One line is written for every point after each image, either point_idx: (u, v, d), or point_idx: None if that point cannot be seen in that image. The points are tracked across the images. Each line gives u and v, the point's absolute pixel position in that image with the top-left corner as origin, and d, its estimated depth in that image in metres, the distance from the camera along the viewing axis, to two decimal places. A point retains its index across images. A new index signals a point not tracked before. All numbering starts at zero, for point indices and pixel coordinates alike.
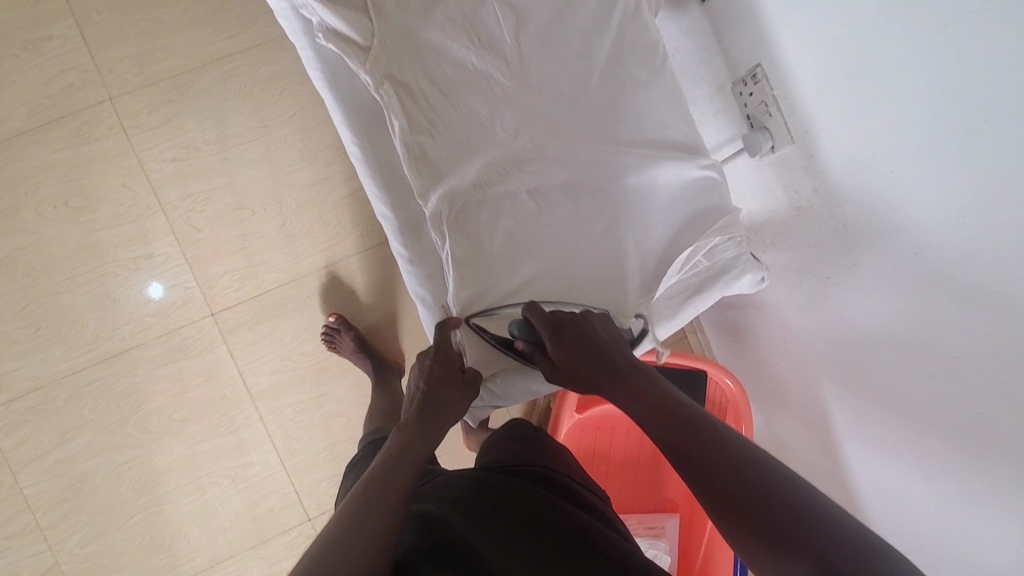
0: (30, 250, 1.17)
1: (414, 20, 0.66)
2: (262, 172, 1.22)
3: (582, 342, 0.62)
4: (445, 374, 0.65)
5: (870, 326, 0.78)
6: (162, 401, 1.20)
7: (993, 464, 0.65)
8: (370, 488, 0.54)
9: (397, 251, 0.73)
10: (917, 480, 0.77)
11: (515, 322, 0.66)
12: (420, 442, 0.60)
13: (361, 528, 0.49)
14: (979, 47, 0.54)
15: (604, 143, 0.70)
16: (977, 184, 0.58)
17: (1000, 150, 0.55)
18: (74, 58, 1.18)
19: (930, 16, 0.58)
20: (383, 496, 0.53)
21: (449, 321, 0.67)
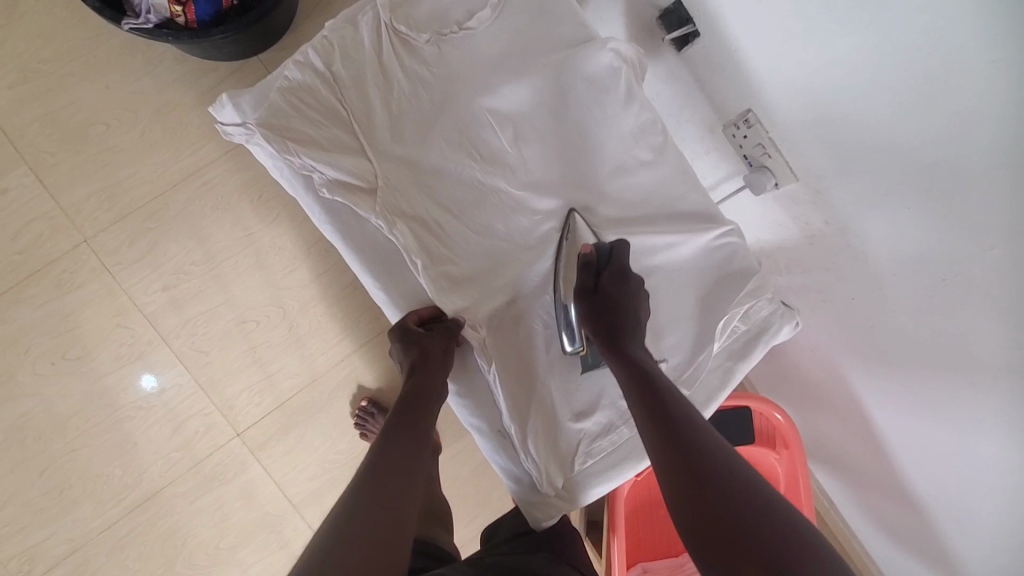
0: (35, 413, 1.12)
1: (413, 151, 0.65)
2: (257, 282, 1.19)
3: (631, 299, 0.64)
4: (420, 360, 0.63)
5: (903, 339, 0.80)
6: (206, 533, 1.18)
7: None
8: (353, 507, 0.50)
9: None
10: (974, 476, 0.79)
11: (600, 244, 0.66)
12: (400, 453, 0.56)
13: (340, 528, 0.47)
14: (981, 93, 0.56)
15: (621, 228, 0.69)
16: (1001, 218, 0.59)
17: (1017, 188, 0.56)
18: (36, 206, 1.12)
19: (923, 67, 0.60)
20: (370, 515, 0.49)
21: (407, 317, 0.66)
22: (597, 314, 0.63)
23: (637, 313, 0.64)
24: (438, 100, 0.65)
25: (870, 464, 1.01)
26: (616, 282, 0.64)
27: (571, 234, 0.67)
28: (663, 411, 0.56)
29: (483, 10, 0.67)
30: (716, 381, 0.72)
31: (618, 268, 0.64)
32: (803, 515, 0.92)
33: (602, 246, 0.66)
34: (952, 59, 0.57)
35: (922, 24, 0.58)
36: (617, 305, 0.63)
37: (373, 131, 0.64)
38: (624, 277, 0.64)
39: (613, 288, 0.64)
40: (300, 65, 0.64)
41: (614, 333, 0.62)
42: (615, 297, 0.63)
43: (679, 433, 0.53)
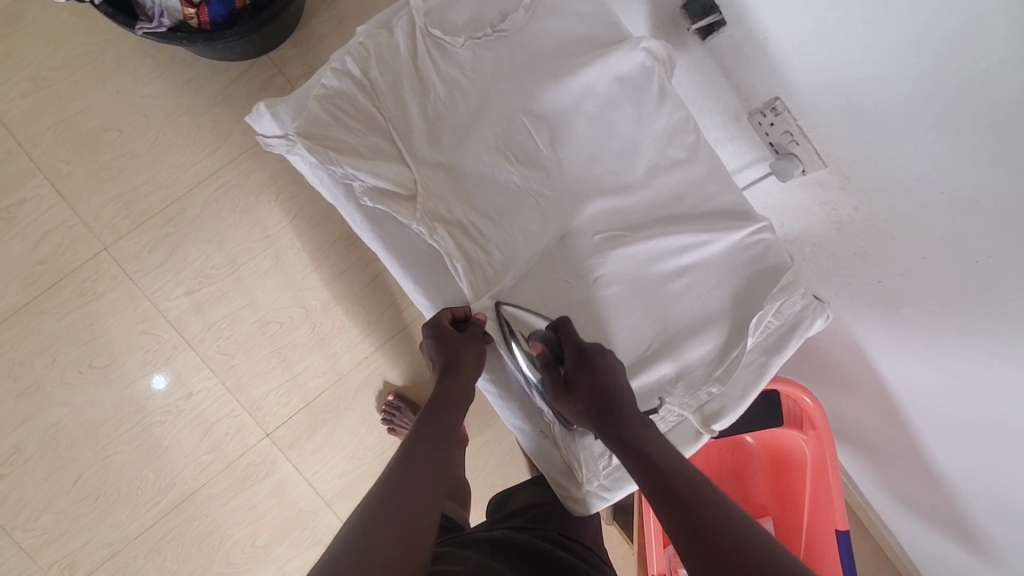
0: (67, 421, 1.13)
1: (450, 156, 0.65)
2: (278, 283, 1.19)
3: (602, 373, 0.61)
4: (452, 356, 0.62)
5: (931, 322, 0.81)
6: (241, 532, 1.19)
7: None
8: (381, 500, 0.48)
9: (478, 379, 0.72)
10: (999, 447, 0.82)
11: (546, 332, 0.63)
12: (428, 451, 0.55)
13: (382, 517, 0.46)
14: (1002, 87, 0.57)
15: (653, 229, 0.69)
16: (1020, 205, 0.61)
17: None
18: (54, 216, 1.12)
19: (952, 62, 0.60)
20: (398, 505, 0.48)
21: (443, 312, 0.65)
22: (580, 404, 0.60)
23: (619, 390, 0.61)
24: (475, 104, 0.66)
25: (893, 442, 1.03)
26: (580, 365, 0.61)
27: (515, 325, 0.65)
28: (663, 481, 0.52)
29: (517, 12, 0.67)
30: (751, 375, 0.72)
31: (574, 351, 0.62)
32: (830, 492, 0.94)
33: (549, 332, 0.64)
34: (981, 51, 0.57)
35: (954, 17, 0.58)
36: (594, 384, 0.60)
37: (411, 138, 0.64)
38: (585, 356, 0.62)
39: (579, 374, 0.61)
40: (337, 72, 0.63)
41: (604, 418, 0.59)
42: (587, 380, 0.61)
43: (681, 498, 0.50)
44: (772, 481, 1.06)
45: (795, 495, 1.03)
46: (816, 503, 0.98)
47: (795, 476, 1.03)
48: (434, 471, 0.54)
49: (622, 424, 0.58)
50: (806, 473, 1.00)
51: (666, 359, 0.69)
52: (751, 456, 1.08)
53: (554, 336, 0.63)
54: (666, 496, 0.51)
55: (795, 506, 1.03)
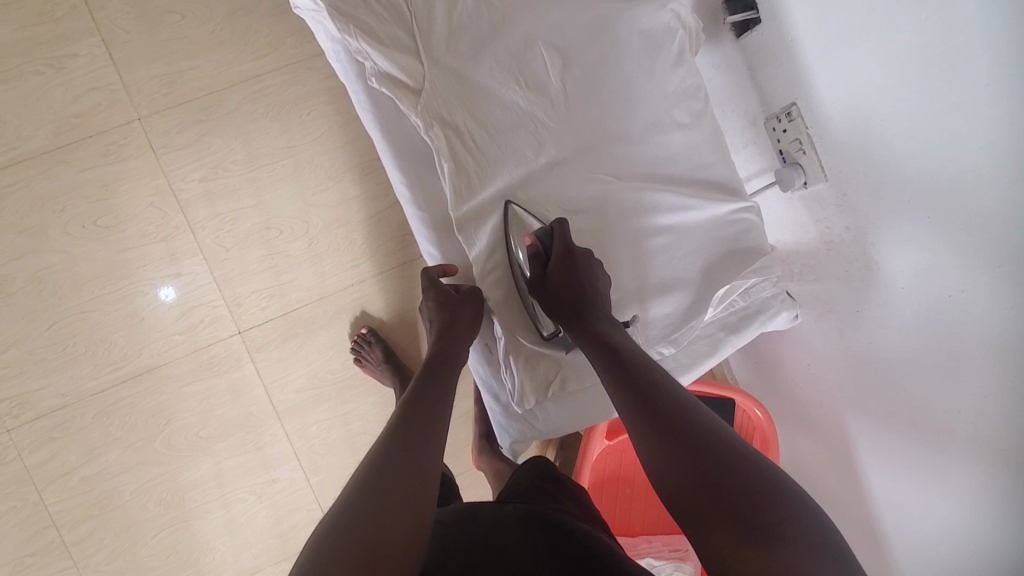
0: (57, 268, 1.17)
1: (462, 62, 0.67)
2: (288, 193, 1.23)
3: (584, 273, 0.66)
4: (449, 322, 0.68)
5: (897, 355, 0.80)
6: (189, 418, 1.22)
7: (998, 492, 0.68)
8: (371, 470, 0.51)
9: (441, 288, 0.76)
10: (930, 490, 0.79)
11: (542, 228, 0.68)
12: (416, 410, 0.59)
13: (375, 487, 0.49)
14: (1001, 106, 0.56)
15: (644, 184, 0.71)
16: (1001, 238, 0.60)
17: None
18: (101, 76, 1.18)
19: (959, 76, 0.60)
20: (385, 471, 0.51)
21: (436, 269, 0.73)
22: (557, 298, 0.65)
23: (597, 288, 0.66)
24: (497, 21, 0.68)
25: (839, 488, 1.02)
26: (564, 264, 0.66)
27: (516, 225, 0.69)
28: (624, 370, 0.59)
29: None
30: (704, 347, 0.74)
31: (562, 248, 0.66)
32: None
33: (543, 230, 0.68)
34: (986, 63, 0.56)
35: (963, 31, 0.58)
36: (575, 281, 0.65)
37: (430, 36, 0.66)
38: (572, 253, 0.66)
39: (560, 272, 0.65)
40: None
41: (578, 313, 0.65)
42: (568, 278, 0.65)
43: (640, 390, 0.57)
44: None
45: None
46: None
47: None
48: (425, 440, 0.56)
49: (594, 321, 0.65)
50: None
51: (623, 311, 0.71)
52: None
53: (545, 232, 0.68)
54: (628, 385, 0.58)
55: None
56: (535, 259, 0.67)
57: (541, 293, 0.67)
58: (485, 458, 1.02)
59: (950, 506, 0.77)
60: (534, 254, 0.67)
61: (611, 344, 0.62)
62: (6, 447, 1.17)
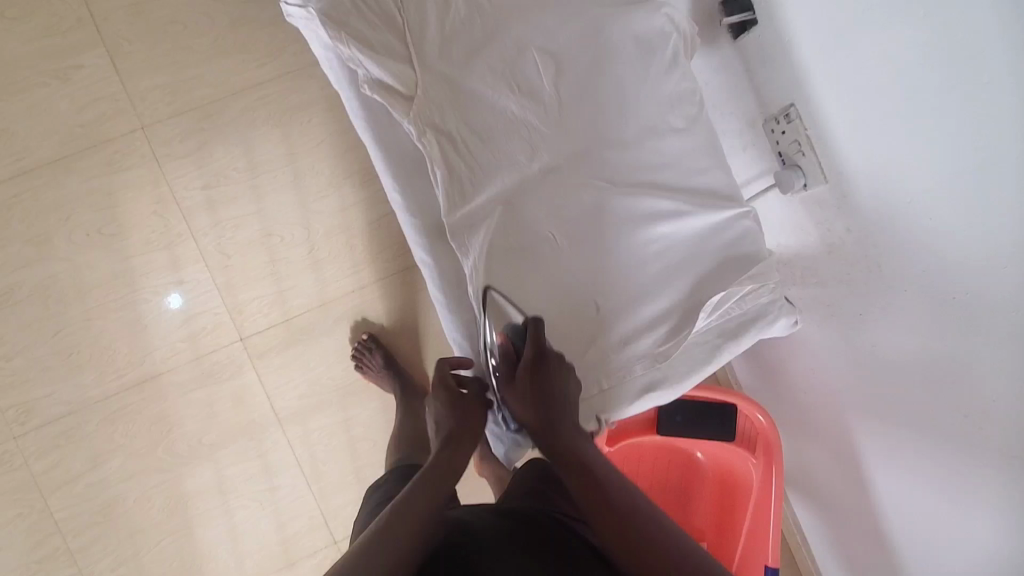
0: (62, 277, 1.19)
1: (455, 68, 0.68)
2: (290, 200, 1.24)
3: (554, 380, 0.65)
4: (460, 409, 0.70)
5: (904, 360, 0.78)
6: (192, 425, 1.22)
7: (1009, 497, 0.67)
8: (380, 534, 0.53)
9: (436, 297, 0.75)
10: (944, 495, 0.78)
11: (514, 323, 0.67)
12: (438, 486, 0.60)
13: (379, 546, 0.52)
14: (1004, 107, 0.55)
15: (639, 190, 0.71)
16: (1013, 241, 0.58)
17: None
18: (106, 87, 1.20)
19: (961, 73, 0.58)
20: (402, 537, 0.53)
21: (445, 358, 0.73)
22: (528, 406, 0.64)
23: (567, 398, 0.65)
24: (490, 27, 0.68)
25: (847, 492, 1.00)
26: (534, 369, 0.64)
27: (508, 233, 0.70)
28: (599, 494, 0.56)
29: None
30: (702, 355, 0.73)
31: (533, 350, 0.65)
32: (769, 524, 0.92)
33: (516, 328, 0.67)
34: (993, 58, 0.55)
35: (961, 28, 0.57)
36: (546, 388, 0.64)
37: (423, 43, 0.67)
38: (545, 357, 0.65)
39: (530, 378, 0.64)
40: None
41: (548, 423, 0.63)
42: (539, 383, 0.64)
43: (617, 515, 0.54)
44: (715, 500, 1.04)
45: (734, 522, 1.01)
46: (753, 530, 0.96)
47: (737, 504, 1.00)
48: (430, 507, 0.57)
49: (565, 433, 0.62)
50: (749, 499, 0.98)
51: (617, 320, 0.71)
52: (699, 471, 1.06)
53: (519, 328, 0.67)
54: (602, 514, 0.54)
55: (732, 531, 1.01)
56: (506, 360, 0.66)
57: (512, 398, 0.66)
58: (486, 466, 1.01)
59: (964, 513, 0.75)
60: (506, 354, 0.66)
61: (589, 465, 0.59)
62: (13, 454, 1.18)
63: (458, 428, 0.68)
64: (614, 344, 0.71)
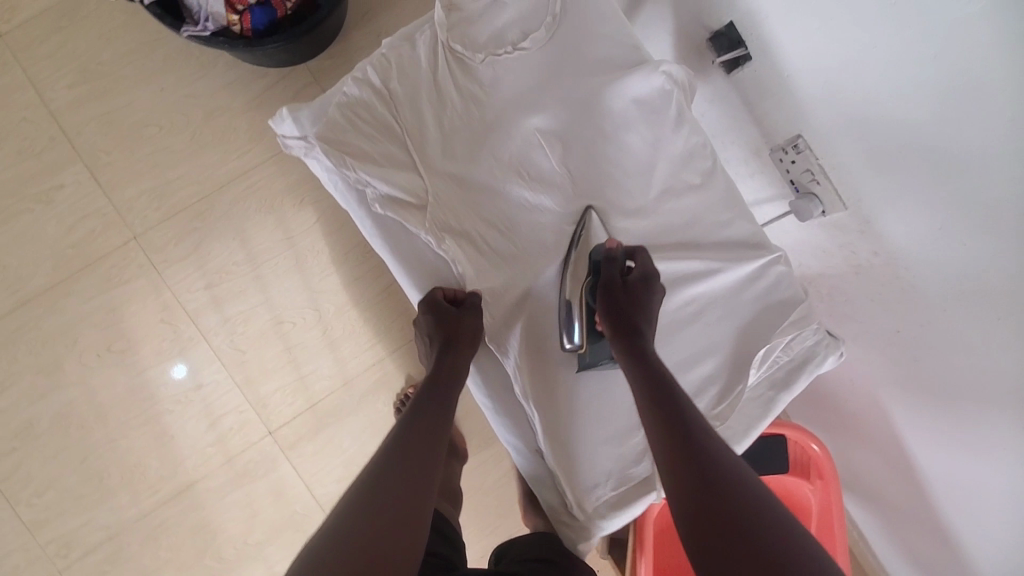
0: (80, 402, 1.16)
1: (464, 167, 0.66)
2: (295, 284, 1.22)
3: (636, 307, 0.64)
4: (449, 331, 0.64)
5: (953, 373, 0.77)
6: (236, 528, 1.20)
7: None
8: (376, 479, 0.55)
9: (482, 403, 0.71)
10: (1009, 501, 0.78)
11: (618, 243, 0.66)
12: (413, 443, 0.59)
13: (378, 494, 0.53)
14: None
15: (669, 254, 0.70)
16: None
17: None
18: (90, 202, 1.17)
19: (976, 109, 0.60)
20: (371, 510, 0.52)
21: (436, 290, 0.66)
22: (624, 320, 0.63)
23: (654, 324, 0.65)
24: (491, 118, 0.67)
25: (904, 496, 0.99)
26: (638, 290, 0.64)
27: (543, 325, 0.68)
28: (673, 419, 0.58)
29: (540, 30, 0.67)
30: (755, 411, 0.72)
31: (641, 273, 0.65)
32: (834, 546, 0.92)
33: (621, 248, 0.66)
34: (1016, 93, 0.56)
35: (975, 64, 0.58)
36: (645, 312, 0.64)
37: (426, 148, 0.65)
38: (647, 285, 0.65)
39: (635, 298, 0.64)
40: (357, 81, 0.65)
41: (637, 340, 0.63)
42: (640, 306, 0.64)
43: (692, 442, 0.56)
44: None
45: None
46: None
47: None
48: (421, 454, 0.58)
49: (646, 355, 0.62)
50: (810, 521, 0.97)
51: None
52: None
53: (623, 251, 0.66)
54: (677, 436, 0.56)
55: None
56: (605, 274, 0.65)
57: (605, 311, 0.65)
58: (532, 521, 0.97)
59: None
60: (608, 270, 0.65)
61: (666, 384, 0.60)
62: None
63: (454, 350, 0.64)
64: None
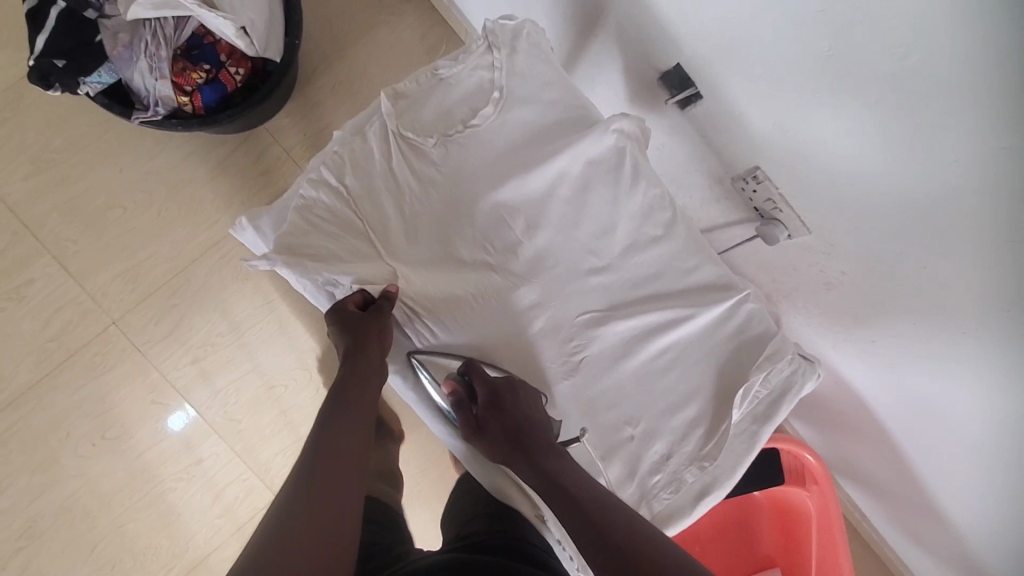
0: (81, 493, 1.16)
1: (424, 252, 0.67)
2: (281, 348, 1.22)
3: (508, 425, 0.61)
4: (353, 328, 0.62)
5: (930, 379, 0.80)
6: None
7: None
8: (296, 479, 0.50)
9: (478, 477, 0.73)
10: (1000, 491, 0.81)
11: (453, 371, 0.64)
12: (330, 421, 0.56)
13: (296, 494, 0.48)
14: (985, 166, 0.56)
15: (634, 308, 0.71)
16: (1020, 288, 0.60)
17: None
18: (63, 293, 1.16)
19: (920, 151, 0.62)
20: (306, 493, 0.49)
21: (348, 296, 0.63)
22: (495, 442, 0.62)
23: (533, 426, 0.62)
24: (448, 198, 0.68)
25: (900, 487, 1.02)
26: (496, 408, 0.62)
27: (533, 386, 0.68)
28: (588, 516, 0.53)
29: (485, 108, 0.69)
30: (743, 445, 0.71)
31: (487, 388, 0.62)
32: (836, 549, 0.95)
33: (459, 373, 0.64)
34: (960, 130, 0.56)
35: (915, 114, 0.60)
36: (510, 423, 0.61)
37: (389, 237, 0.67)
38: (500, 396, 0.62)
39: (495, 420, 0.61)
40: (314, 183, 0.68)
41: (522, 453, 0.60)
42: (503, 422, 0.61)
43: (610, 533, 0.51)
44: (778, 531, 1.07)
45: (802, 546, 1.03)
46: (825, 555, 0.98)
47: (799, 530, 1.03)
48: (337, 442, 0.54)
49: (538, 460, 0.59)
50: (811, 525, 1.00)
51: (655, 440, 0.70)
52: (755, 507, 1.08)
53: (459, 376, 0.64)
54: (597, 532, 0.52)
55: (802, 557, 1.03)
56: (463, 402, 0.63)
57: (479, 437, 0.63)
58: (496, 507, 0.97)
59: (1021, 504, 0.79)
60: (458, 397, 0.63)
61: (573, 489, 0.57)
62: None
63: (364, 349, 0.61)
64: (661, 459, 0.71)
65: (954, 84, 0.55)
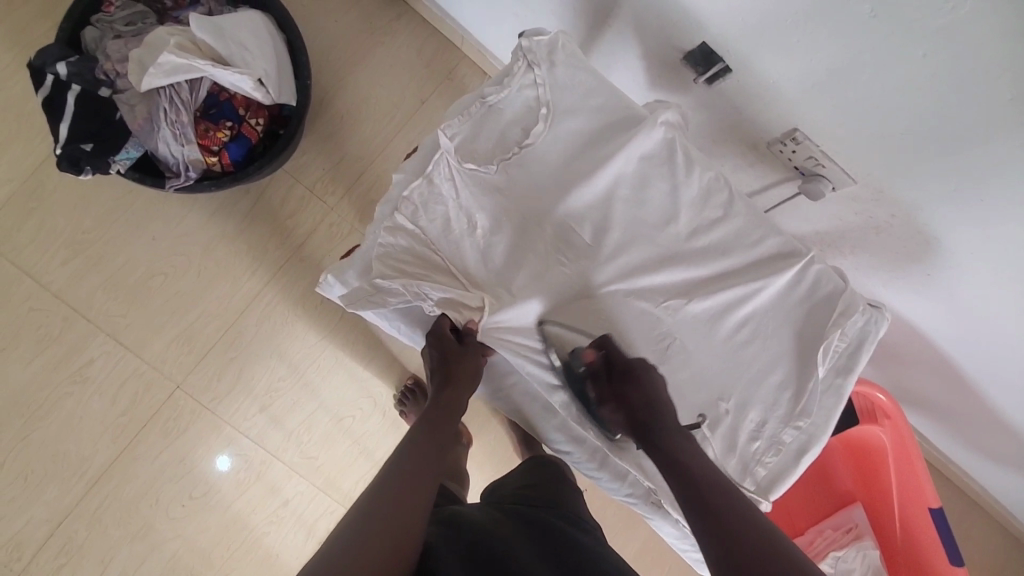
0: (181, 554, 1.19)
1: (504, 271, 0.74)
2: (343, 380, 1.25)
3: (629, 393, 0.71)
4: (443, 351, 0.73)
5: (988, 302, 0.84)
6: None
7: None
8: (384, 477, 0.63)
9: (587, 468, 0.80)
10: None
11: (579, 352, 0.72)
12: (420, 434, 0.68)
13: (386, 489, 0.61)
14: None
15: (708, 289, 0.75)
16: None
17: None
18: (124, 367, 1.18)
19: (964, 98, 0.64)
20: (390, 492, 0.61)
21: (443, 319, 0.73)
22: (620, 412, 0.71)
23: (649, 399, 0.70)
24: (517, 219, 0.75)
25: (963, 406, 1.06)
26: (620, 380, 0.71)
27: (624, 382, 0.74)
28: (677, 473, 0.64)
29: (537, 125, 0.75)
30: (830, 400, 0.75)
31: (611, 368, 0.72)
32: (919, 476, 1.00)
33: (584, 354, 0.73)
34: (1009, 72, 0.59)
35: (958, 65, 0.62)
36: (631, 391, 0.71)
37: (470, 269, 0.74)
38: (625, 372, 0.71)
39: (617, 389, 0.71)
40: (392, 231, 0.74)
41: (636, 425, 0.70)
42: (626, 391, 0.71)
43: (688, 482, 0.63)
44: (854, 469, 1.11)
45: (879, 480, 1.07)
46: (904, 484, 1.03)
47: (876, 465, 1.07)
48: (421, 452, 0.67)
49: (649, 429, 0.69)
50: (887, 459, 1.04)
51: (749, 409, 0.75)
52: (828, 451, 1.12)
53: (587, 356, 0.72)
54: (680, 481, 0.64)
55: (881, 489, 1.07)
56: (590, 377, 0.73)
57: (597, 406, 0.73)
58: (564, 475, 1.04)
59: None
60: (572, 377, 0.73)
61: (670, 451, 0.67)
62: None
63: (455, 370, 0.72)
64: (759, 426, 0.75)
65: (998, 31, 0.57)
